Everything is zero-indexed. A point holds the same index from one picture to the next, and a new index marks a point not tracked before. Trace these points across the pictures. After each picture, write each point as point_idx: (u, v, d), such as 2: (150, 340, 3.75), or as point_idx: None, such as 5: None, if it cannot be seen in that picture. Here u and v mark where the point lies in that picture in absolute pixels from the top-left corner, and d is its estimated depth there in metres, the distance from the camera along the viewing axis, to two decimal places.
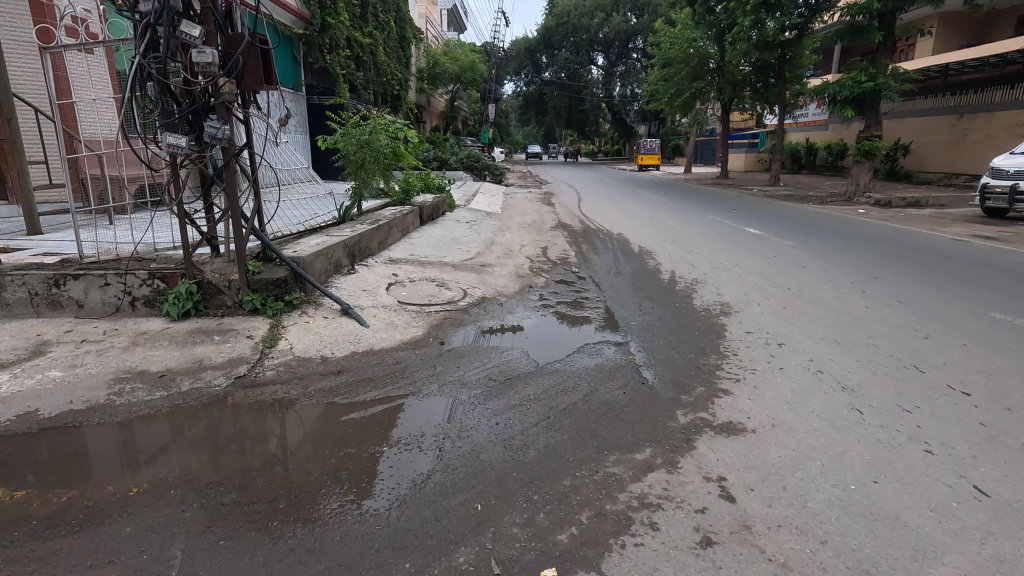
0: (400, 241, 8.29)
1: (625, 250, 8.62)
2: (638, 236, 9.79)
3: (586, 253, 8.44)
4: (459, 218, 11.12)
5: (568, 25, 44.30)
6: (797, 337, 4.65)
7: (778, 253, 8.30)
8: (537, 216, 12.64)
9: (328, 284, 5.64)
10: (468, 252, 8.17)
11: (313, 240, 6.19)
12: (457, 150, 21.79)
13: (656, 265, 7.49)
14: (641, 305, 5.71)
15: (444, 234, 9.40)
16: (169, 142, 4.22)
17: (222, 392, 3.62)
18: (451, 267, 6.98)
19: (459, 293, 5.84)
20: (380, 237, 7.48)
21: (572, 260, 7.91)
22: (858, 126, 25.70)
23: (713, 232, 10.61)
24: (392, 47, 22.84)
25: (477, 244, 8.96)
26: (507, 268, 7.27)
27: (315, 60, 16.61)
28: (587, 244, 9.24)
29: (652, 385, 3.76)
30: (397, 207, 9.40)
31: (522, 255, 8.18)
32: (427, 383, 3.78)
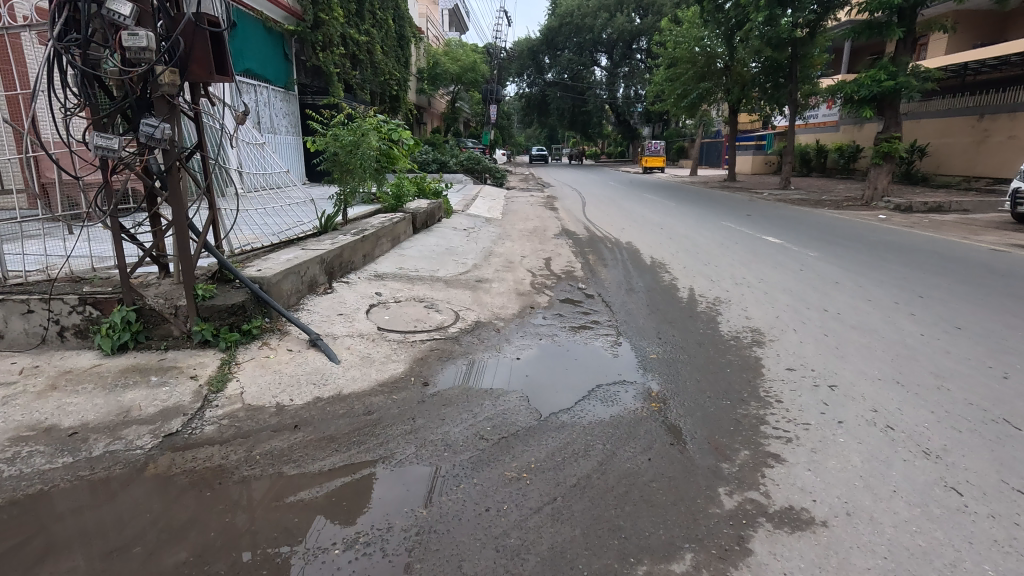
0: (389, 252, 7.56)
1: (635, 262, 7.88)
2: (648, 246, 9.04)
3: (593, 266, 7.70)
4: (456, 225, 10.40)
5: (571, 26, 43.60)
6: (851, 376, 3.89)
7: (805, 266, 7.54)
8: (540, 223, 11.91)
9: (299, 308, 4.91)
10: (464, 265, 7.43)
11: (285, 255, 5.46)
12: (457, 152, 21.08)
13: (671, 281, 6.75)
14: (657, 331, 4.97)
15: (439, 243, 8.67)
16: (94, 142, 3.49)
17: (142, 458, 2.87)
18: (444, 283, 6.25)
19: (451, 316, 5.11)
20: (365, 249, 6.76)
21: (577, 274, 7.18)
22: (870, 127, 24.95)
23: (730, 240, 9.85)
24: (390, 46, 22.16)
25: (475, 255, 8.21)
26: (506, 283, 6.53)
27: (308, 59, 15.93)
28: (593, 255, 8.50)
29: (684, 447, 3.00)
30: (387, 214, 8.66)
31: (523, 268, 7.45)
32: (403, 444, 3.04)
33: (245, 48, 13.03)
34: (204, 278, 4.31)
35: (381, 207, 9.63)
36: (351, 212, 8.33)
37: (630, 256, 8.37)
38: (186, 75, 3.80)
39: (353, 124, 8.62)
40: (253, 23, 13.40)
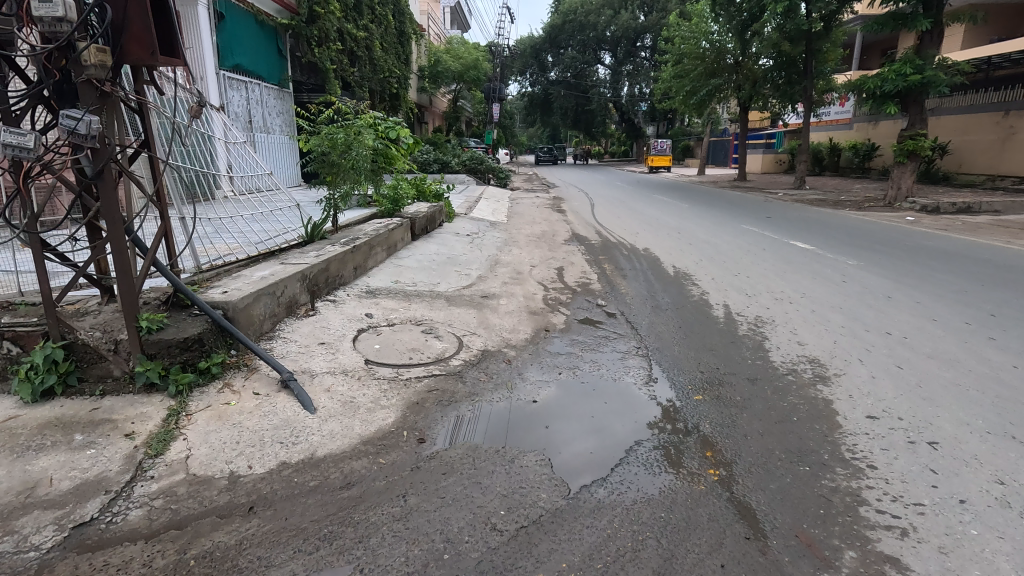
0: (384, 263, 6.81)
1: (657, 273, 7.12)
2: (669, 254, 8.29)
3: (612, 277, 6.94)
4: (459, 230, 9.65)
5: (574, 23, 42.72)
6: (953, 428, 3.11)
7: (847, 278, 6.76)
8: (548, 227, 11.16)
9: (274, 336, 4.16)
10: (468, 278, 6.68)
11: (261, 271, 4.71)
12: (459, 152, 20.31)
13: (701, 296, 5.99)
14: (696, 361, 4.20)
15: (440, 251, 7.93)
16: (1, 138, 2.73)
17: (35, 567, 2.12)
18: (446, 301, 5.49)
19: (454, 344, 4.35)
20: (356, 261, 6.00)
21: (595, 288, 6.43)
22: (886, 125, 24.16)
23: (755, 246, 9.09)
24: (390, 42, 21.38)
25: (480, 265, 7.45)
26: (516, 300, 5.78)
27: (303, 55, 15.18)
28: (609, 264, 7.76)
29: (766, 546, 2.23)
30: (383, 219, 7.91)
31: (534, 280, 6.70)
32: (389, 540, 2.27)
33: (234, 42, 12.28)
34: (155, 305, 3.55)
35: (377, 211, 8.88)
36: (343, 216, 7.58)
37: (650, 265, 7.60)
38: (122, 54, 3.04)
39: (344, 122, 7.88)
40: (243, 16, 12.64)
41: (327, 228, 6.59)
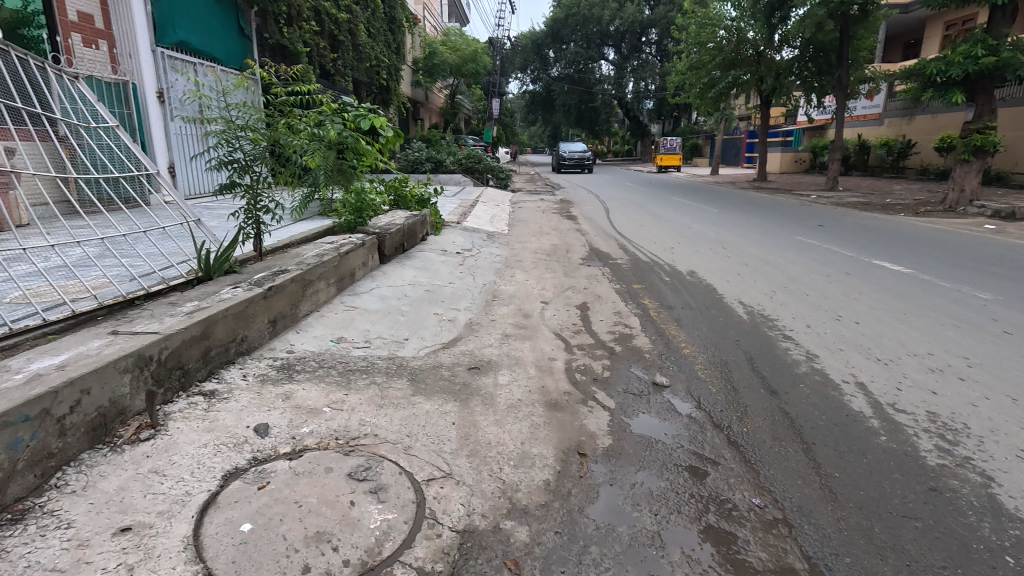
0: (328, 305, 4.66)
1: (724, 318, 4.97)
2: (728, 285, 6.12)
3: (664, 325, 4.78)
4: (447, 246, 7.53)
5: (577, 16, 40.26)
6: None
7: (1010, 327, 4.60)
8: (560, 240, 9.05)
9: (27, 513, 2.00)
10: (448, 329, 4.52)
11: (49, 355, 2.52)
12: (455, 150, 18.13)
13: (812, 367, 3.84)
14: (898, 558, 2.05)
15: (417, 280, 5.80)
16: None
17: None
18: (407, 384, 3.34)
19: (408, 513, 2.19)
20: (275, 311, 3.86)
21: (642, 344, 4.31)
22: (923, 120, 22.09)
23: (833, 267, 6.97)
24: (378, 29, 19.24)
25: (471, 302, 5.33)
26: (525, 373, 3.67)
27: (271, 36, 13.09)
28: (650, 297, 5.64)
29: None
30: (337, 237, 5.72)
31: (549, 333, 4.54)
32: None
33: (178, 14, 10.06)
34: None
35: (333, 226, 6.72)
36: (274, 237, 5.46)
37: (710, 302, 5.47)
38: None
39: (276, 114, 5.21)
40: None
41: (237, 256, 4.43)
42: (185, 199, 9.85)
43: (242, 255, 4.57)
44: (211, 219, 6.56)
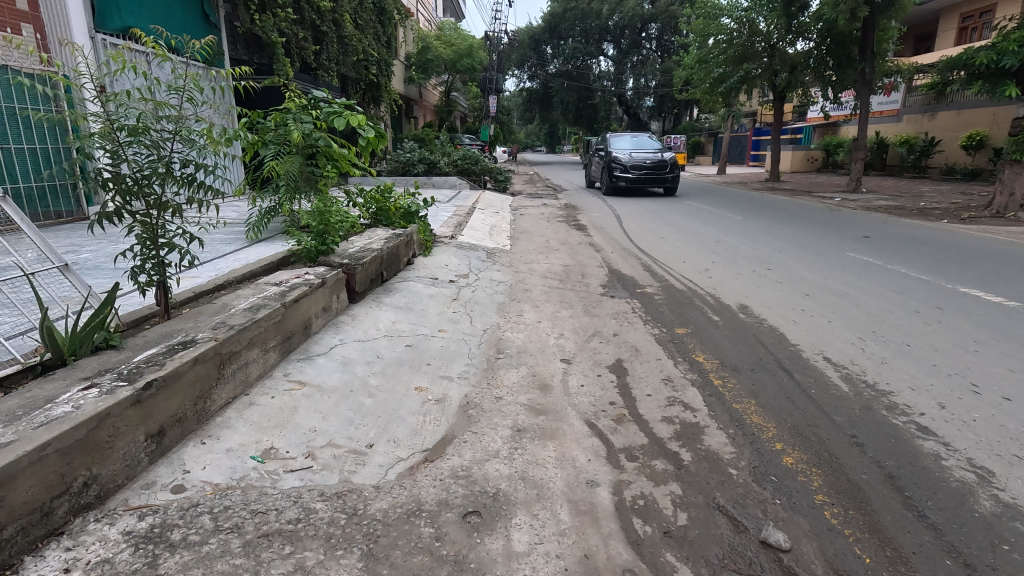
0: (259, 385, 3.22)
1: (818, 394, 3.55)
2: (802, 333, 4.68)
3: (741, 405, 3.39)
4: (437, 273, 6.14)
5: (576, 11, 38.90)
6: None
7: None
8: (572, 259, 7.67)
9: None
10: (436, 422, 3.12)
11: None
12: (450, 150, 16.72)
13: (1000, 502, 2.45)
14: None
15: (396, 330, 4.39)
16: None
17: None
18: (358, 569, 1.97)
19: None
20: (161, 418, 2.47)
21: (719, 448, 2.92)
22: (948, 116, 20.76)
23: (919, 299, 5.56)
24: (367, 20, 17.83)
25: (467, 365, 3.91)
26: (553, 524, 2.29)
27: (243, 25, 11.71)
28: (705, 353, 4.23)
29: None
30: (284, 275, 4.24)
31: (580, 424, 3.16)
32: None
33: None
34: None
35: (288, 254, 5.21)
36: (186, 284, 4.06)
37: (787, 361, 4.09)
38: None
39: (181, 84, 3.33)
40: None
41: (120, 320, 3.06)
42: (39, 224, 7.05)
43: (127, 321, 3.10)
44: (94, 262, 5.11)
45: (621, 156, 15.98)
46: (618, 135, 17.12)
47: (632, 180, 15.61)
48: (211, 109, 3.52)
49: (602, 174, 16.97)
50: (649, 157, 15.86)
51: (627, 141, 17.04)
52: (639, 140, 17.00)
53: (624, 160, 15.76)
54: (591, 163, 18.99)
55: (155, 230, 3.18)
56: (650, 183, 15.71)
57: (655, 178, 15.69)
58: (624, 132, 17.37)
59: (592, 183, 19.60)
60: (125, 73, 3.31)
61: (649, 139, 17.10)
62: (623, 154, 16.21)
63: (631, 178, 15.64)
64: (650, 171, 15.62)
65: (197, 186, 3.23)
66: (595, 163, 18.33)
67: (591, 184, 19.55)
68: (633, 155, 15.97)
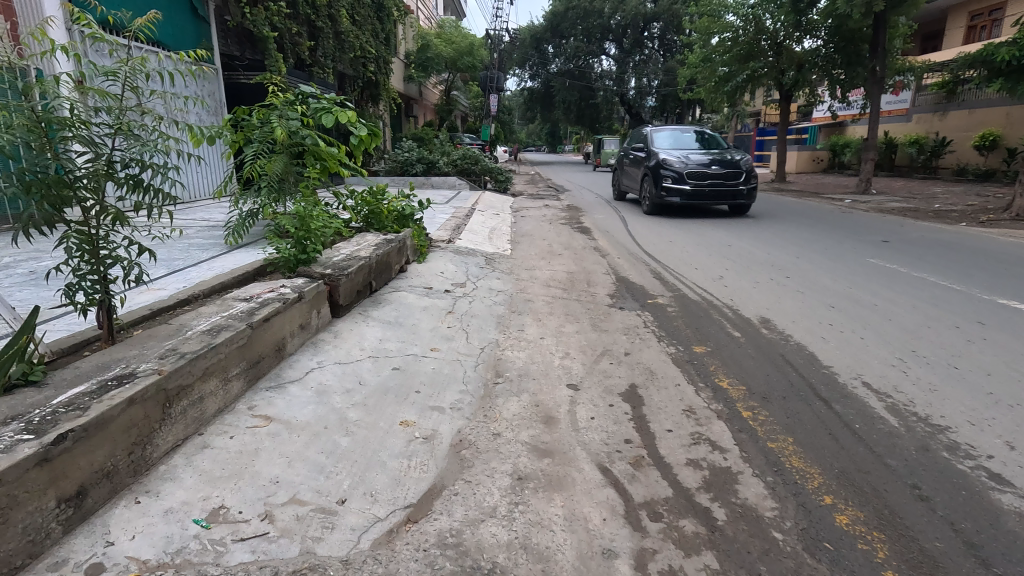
0: (217, 421, 2.77)
1: (862, 429, 3.09)
2: (834, 353, 4.21)
3: (778, 445, 2.92)
4: (430, 282, 5.68)
5: (578, 9, 38.46)
6: None
7: None
8: (577, 266, 7.20)
9: None
10: (421, 467, 2.66)
11: None
12: (449, 150, 16.27)
13: None
14: None
15: (382, 349, 3.93)
16: None
17: None
18: None
19: None
20: (78, 478, 2.02)
21: (756, 502, 2.46)
22: (958, 116, 20.31)
23: (956, 313, 5.09)
24: (365, 16, 17.37)
25: (460, 392, 3.45)
26: None
27: (233, 19, 11.22)
28: (728, 378, 3.77)
29: None
30: (255, 290, 3.76)
31: (591, 469, 2.70)
32: None
33: None
34: None
35: (263, 263, 4.72)
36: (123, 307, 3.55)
37: (823, 387, 3.61)
38: None
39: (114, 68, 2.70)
40: None
41: (48, 349, 2.60)
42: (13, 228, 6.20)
43: (56, 349, 2.65)
44: (27, 276, 4.49)
45: (671, 159, 11.28)
46: (661, 132, 12.48)
47: (691, 195, 10.91)
48: (164, 98, 3.01)
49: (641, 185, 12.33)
50: (712, 159, 11.13)
51: (674, 137, 12.33)
52: (690, 138, 12.30)
53: (677, 164, 11.10)
54: (619, 169, 14.54)
55: (87, 243, 2.65)
56: (716, 199, 11.01)
57: (723, 190, 10.97)
58: (667, 127, 12.73)
59: (622, 194, 15.02)
60: (57, 54, 2.79)
61: (704, 133, 12.42)
62: (672, 156, 11.50)
63: (689, 191, 10.97)
64: (716, 179, 10.89)
65: (144, 189, 2.73)
66: (626, 169, 13.78)
67: (620, 196, 14.95)
68: (689, 157, 11.22)
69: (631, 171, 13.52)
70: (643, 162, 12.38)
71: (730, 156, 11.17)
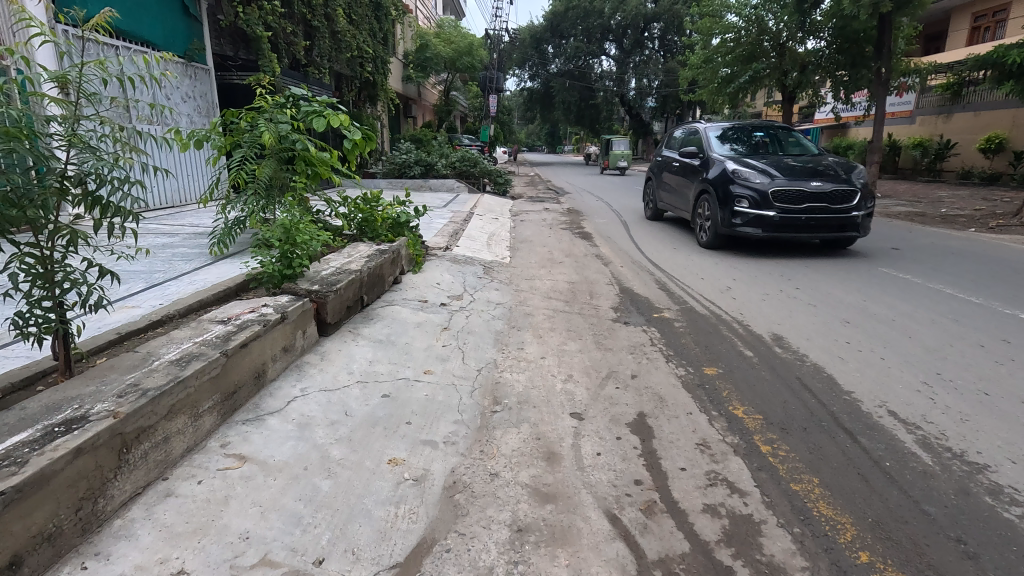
0: (183, 464, 2.50)
1: (895, 469, 2.82)
2: (854, 376, 3.93)
3: (803, 488, 2.65)
4: (424, 295, 5.40)
5: (578, 9, 38.20)
6: None
7: None
8: (579, 275, 6.93)
9: None
10: (410, 516, 2.39)
11: None
12: (448, 152, 16.02)
13: None
14: None
15: (370, 373, 3.66)
16: None
17: None
18: None
19: None
20: (12, 547, 1.77)
21: (782, 561, 2.20)
22: (963, 118, 20.06)
23: (980, 330, 4.82)
24: (363, 16, 17.10)
25: (454, 423, 3.18)
26: None
27: (226, 18, 10.93)
28: (742, 405, 3.50)
29: None
30: (232, 310, 3.49)
31: (598, 518, 2.43)
32: None
33: None
34: None
35: (245, 277, 4.44)
36: (88, 331, 3.30)
37: (846, 416, 3.35)
38: None
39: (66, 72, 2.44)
40: None
41: None
42: None
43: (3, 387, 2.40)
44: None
45: (745, 171, 7.79)
46: (721, 135, 9.11)
47: (777, 225, 7.36)
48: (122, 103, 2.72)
49: (693, 206, 8.97)
50: (809, 173, 7.56)
51: (738, 141, 8.95)
52: (763, 144, 8.88)
53: (756, 179, 7.56)
54: (657, 180, 11.26)
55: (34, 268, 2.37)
56: (814, 231, 7.43)
57: (825, 218, 7.40)
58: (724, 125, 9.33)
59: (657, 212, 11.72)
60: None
61: (778, 133, 9.04)
62: (744, 165, 8.02)
63: (773, 220, 7.39)
64: (815, 202, 7.34)
65: (102, 207, 2.46)
66: (670, 181, 10.39)
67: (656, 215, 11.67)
68: (770, 169, 7.73)
69: (673, 185, 10.20)
70: (700, 176, 8.91)
71: (833, 171, 7.64)
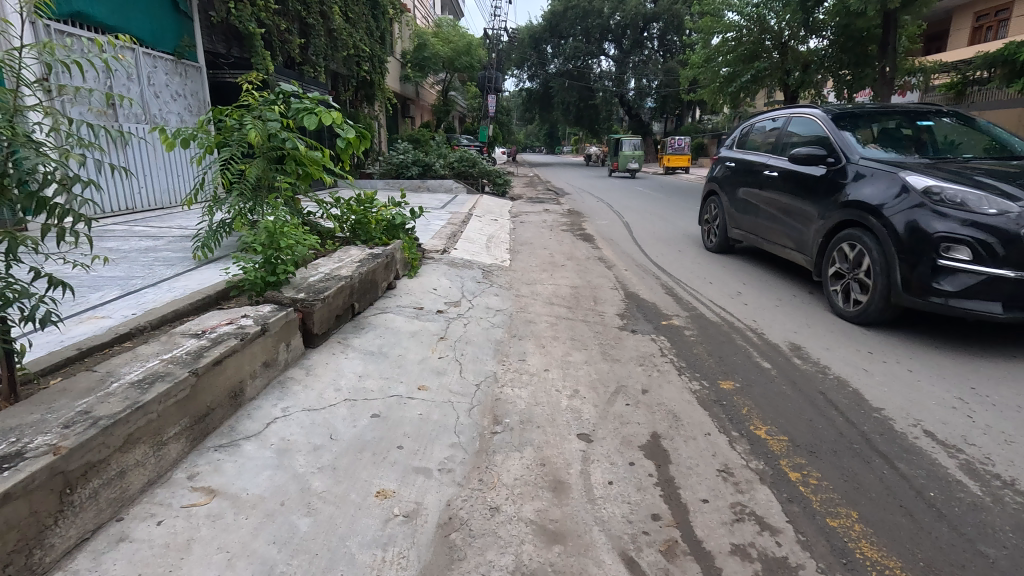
0: (141, 501, 2.20)
1: (941, 501, 2.52)
2: (882, 391, 3.64)
3: (841, 525, 2.36)
4: (419, 301, 5.10)
5: (578, 9, 38.00)
6: None
7: None
8: (582, 279, 6.64)
9: None
10: (400, 561, 2.10)
11: None
12: (446, 152, 15.75)
13: None
14: None
15: (359, 390, 3.36)
16: None
17: None
18: None
19: None
20: None
21: None
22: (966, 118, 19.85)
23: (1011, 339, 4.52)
24: (360, 14, 16.83)
25: (450, 446, 2.88)
26: None
27: (217, 15, 10.62)
28: (765, 424, 3.21)
29: None
30: (207, 321, 3.19)
31: (613, 563, 2.14)
32: None
33: None
34: None
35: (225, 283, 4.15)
36: (44, 349, 3.01)
37: (880, 438, 3.06)
38: None
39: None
40: None
41: None
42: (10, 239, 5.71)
43: None
44: None
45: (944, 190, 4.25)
46: (862, 136, 5.44)
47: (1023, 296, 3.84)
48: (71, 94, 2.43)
49: (818, 249, 5.32)
50: None
51: (885, 139, 5.45)
52: (925, 142, 5.39)
53: (970, 205, 4.04)
54: (732, 193, 7.30)
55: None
56: None
57: None
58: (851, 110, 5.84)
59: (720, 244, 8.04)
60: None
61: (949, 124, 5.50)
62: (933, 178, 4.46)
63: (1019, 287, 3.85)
64: None
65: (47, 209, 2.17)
66: (756, 200, 6.66)
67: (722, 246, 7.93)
68: (994, 184, 4.19)
69: (760, 205, 6.58)
70: (853, 192, 4.91)
71: None
